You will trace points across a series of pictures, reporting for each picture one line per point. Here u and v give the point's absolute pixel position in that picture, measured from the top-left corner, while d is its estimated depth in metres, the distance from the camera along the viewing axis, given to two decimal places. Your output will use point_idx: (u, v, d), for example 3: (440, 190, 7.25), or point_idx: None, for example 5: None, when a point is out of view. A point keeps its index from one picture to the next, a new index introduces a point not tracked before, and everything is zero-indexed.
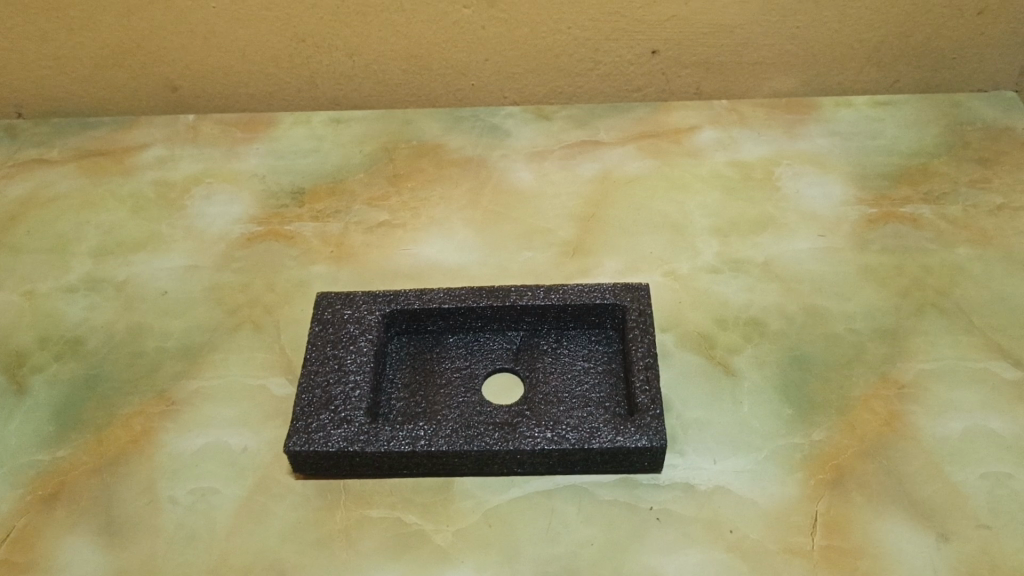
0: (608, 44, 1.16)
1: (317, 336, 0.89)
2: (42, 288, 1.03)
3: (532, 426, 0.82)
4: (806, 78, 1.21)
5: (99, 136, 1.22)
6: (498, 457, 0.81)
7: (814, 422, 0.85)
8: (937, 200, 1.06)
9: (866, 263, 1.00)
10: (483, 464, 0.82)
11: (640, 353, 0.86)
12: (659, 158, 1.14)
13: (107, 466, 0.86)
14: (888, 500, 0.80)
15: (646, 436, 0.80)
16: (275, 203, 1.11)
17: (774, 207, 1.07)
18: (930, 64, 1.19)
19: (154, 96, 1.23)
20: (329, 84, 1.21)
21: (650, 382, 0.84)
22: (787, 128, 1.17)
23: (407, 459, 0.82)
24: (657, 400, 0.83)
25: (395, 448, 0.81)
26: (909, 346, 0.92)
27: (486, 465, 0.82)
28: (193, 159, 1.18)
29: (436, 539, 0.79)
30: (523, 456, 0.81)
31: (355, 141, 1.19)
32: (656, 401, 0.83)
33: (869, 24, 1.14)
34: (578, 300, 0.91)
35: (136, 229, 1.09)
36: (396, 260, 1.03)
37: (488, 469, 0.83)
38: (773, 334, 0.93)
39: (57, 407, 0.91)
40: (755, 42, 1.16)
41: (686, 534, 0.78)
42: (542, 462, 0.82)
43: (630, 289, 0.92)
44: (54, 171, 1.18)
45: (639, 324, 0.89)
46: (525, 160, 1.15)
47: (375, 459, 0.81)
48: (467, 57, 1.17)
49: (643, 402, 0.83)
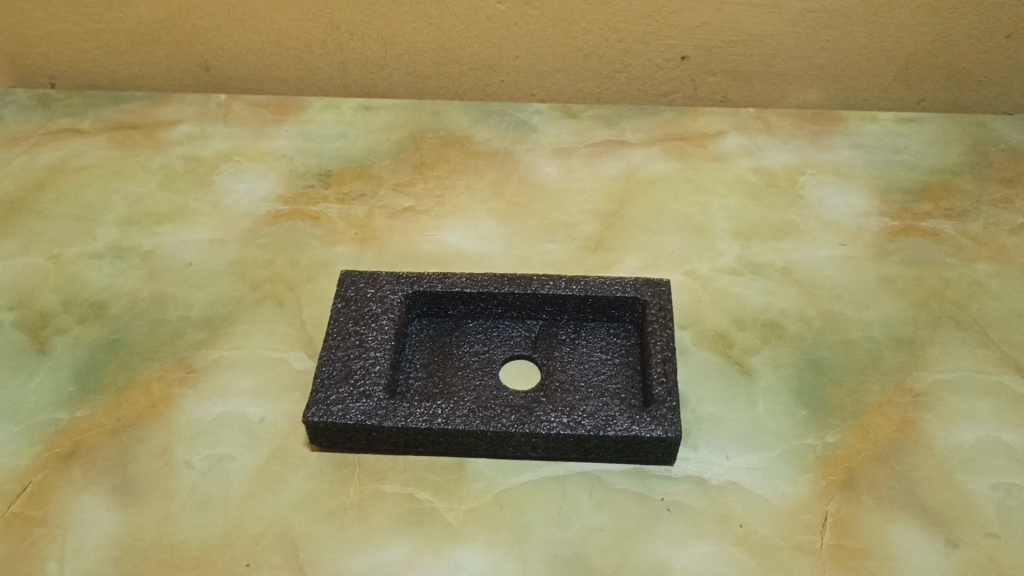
0: (638, 47, 1.17)
1: (339, 312, 0.90)
2: (69, 253, 1.04)
3: (548, 411, 0.83)
4: (832, 92, 1.22)
5: (131, 109, 1.24)
6: (513, 440, 0.82)
7: (828, 424, 0.86)
8: (959, 216, 1.07)
9: (885, 273, 1.01)
10: (498, 446, 0.83)
11: (658, 346, 0.87)
12: (684, 161, 1.15)
13: (125, 427, 0.86)
14: (898, 504, 0.80)
15: (661, 427, 0.81)
16: (301, 183, 1.12)
17: (796, 214, 1.08)
18: (957, 84, 1.20)
19: (188, 74, 1.25)
20: (361, 72, 1.23)
21: (667, 375, 0.84)
22: (812, 139, 1.18)
23: (423, 436, 0.82)
24: (674, 393, 0.83)
25: (412, 424, 0.81)
26: (925, 356, 0.92)
27: (501, 447, 0.83)
28: (222, 137, 1.19)
29: (447, 517, 0.79)
30: (538, 440, 0.82)
31: (383, 129, 1.21)
32: (672, 393, 0.83)
33: (899, 41, 1.15)
34: (600, 292, 0.91)
35: (164, 201, 1.11)
36: (420, 246, 1.04)
37: (502, 452, 0.84)
38: (790, 337, 0.94)
39: (78, 368, 0.91)
40: (783, 52, 1.17)
41: (696, 526, 0.79)
42: (557, 447, 0.82)
43: (651, 284, 0.92)
44: (86, 141, 1.19)
45: (659, 318, 0.89)
46: (551, 156, 1.16)
47: (392, 434, 0.82)
48: (498, 53, 1.19)
49: (660, 394, 0.83)
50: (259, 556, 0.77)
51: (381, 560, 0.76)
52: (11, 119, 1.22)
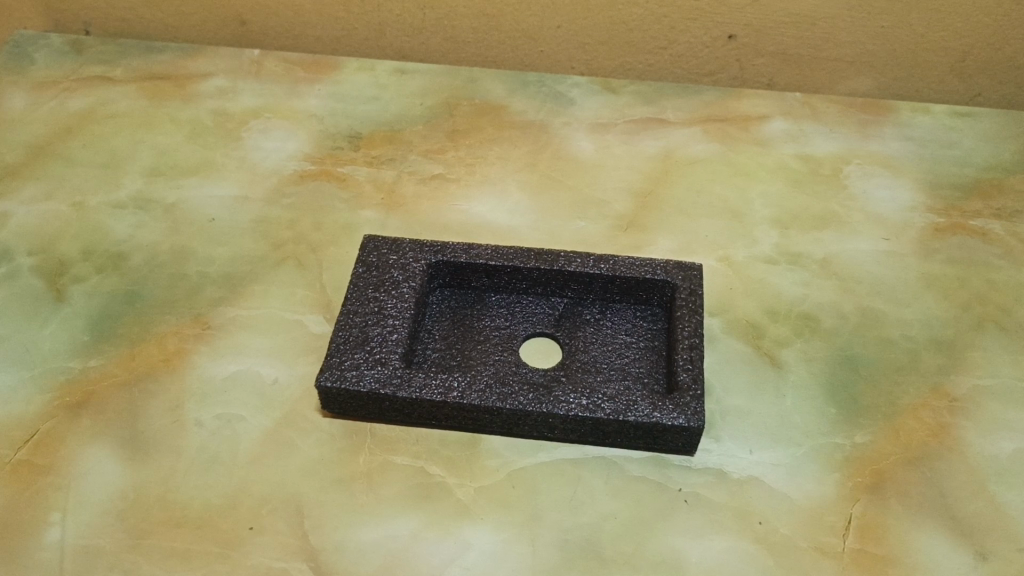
0: (684, 23, 1.13)
1: (359, 277, 0.88)
2: (92, 202, 1.03)
3: (568, 392, 0.80)
4: (885, 80, 1.17)
5: (164, 59, 1.21)
6: (530, 418, 0.79)
7: (859, 424, 0.82)
8: (1010, 217, 1.02)
9: (928, 271, 0.96)
10: (513, 424, 0.80)
11: (686, 332, 0.83)
12: (725, 143, 1.11)
13: (136, 381, 0.85)
14: (928, 511, 0.77)
15: (683, 415, 0.78)
16: (330, 144, 1.10)
17: (839, 205, 1.04)
18: (1016, 79, 1.15)
19: (222, 28, 1.22)
20: (398, 34, 1.20)
21: (693, 362, 0.81)
22: (860, 127, 1.13)
23: (438, 409, 0.80)
24: (699, 381, 0.80)
25: (427, 396, 0.79)
26: (966, 361, 0.88)
27: (517, 425, 0.80)
28: (254, 93, 1.17)
29: (458, 493, 0.77)
30: (555, 421, 0.79)
31: (417, 93, 1.18)
32: (698, 381, 0.80)
33: (958, 31, 1.10)
34: (629, 273, 0.88)
35: (190, 154, 1.09)
36: (446, 215, 1.02)
37: (517, 430, 0.81)
38: (825, 332, 0.90)
39: (93, 318, 0.90)
40: (836, 37, 1.12)
41: (714, 520, 0.76)
42: (574, 429, 0.79)
43: (682, 267, 0.89)
44: (116, 90, 1.17)
45: (689, 303, 0.86)
46: (587, 130, 1.13)
47: (405, 405, 0.80)
48: (539, 22, 1.15)
49: (685, 381, 0.80)
50: (263, 520, 0.75)
51: (387, 533, 0.74)
52: (43, 62, 1.20)
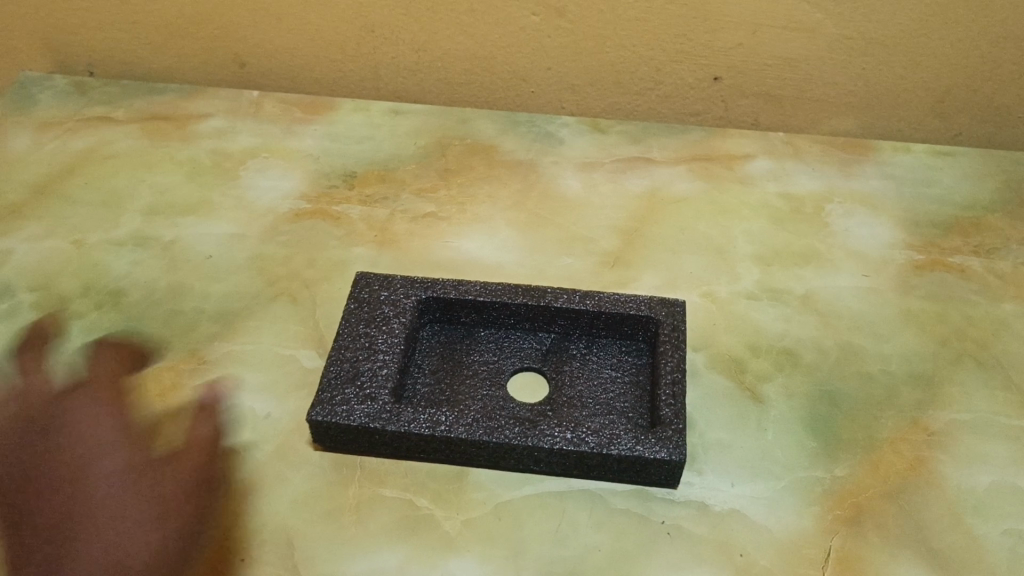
0: (670, 65, 1.16)
1: (351, 313, 0.90)
2: (93, 239, 1.05)
3: (553, 426, 0.82)
4: (866, 120, 1.21)
5: (165, 100, 1.25)
6: (515, 452, 0.81)
7: (838, 458, 0.84)
8: (988, 254, 1.05)
9: (907, 307, 0.99)
10: (500, 457, 0.82)
11: (669, 367, 0.85)
12: (710, 182, 1.14)
13: (133, 415, 0.87)
14: (905, 543, 0.78)
15: (666, 449, 0.79)
16: (325, 183, 1.13)
17: (820, 241, 1.06)
18: (994, 119, 1.18)
19: (222, 70, 1.26)
20: (392, 76, 1.23)
21: (676, 397, 0.83)
22: (842, 166, 1.16)
23: (425, 443, 0.82)
24: (681, 415, 0.82)
25: (416, 429, 0.81)
26: (944, 395, 0.90)
27: (503, 459, 0.82)
28: (252, 133, 1.20)
29: (444, 526, 0.79)
30: (540, 454, 0.81)
31: (410, 133, 1.21)
32: (680, 415, 0.82)
33: (936, 73, 1.13)
34: (613, 309, 0.90)
35: (189, 193, 1.12)
36: (438, 251, 1.04)
37: (504, 463, 0.83)
38: (805, 367, 0.92)
39: (92, 353, 0.92)
40: (818, 78, 1.16)
41: (696, 552, 0.77)
42: (560, 462, 0.81)
43: (666, 304, 0.91)
44: (118, 129, 1.21)
45: (672, 339, 0.88)
46: (575, 169, 1.16)
47: (394, 439, 0.82)
48: (529, 65, 1.19)
49: (667, 415, 0.82)
50: (254, 552, 0.77)
51: (374, 564, 0.76)
52: (47, 103, 1.24)
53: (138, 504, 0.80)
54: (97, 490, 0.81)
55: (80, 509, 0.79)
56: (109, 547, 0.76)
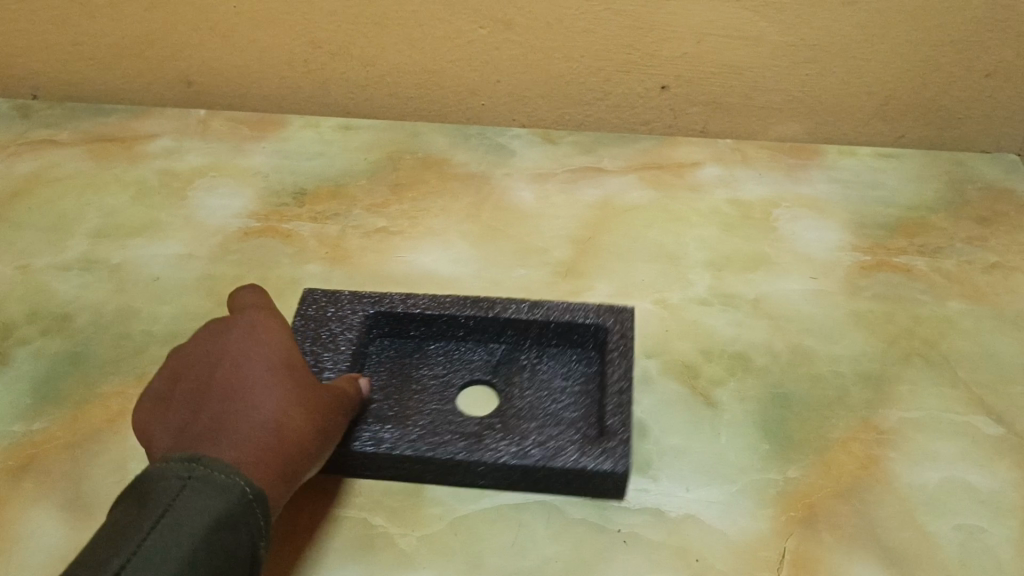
0: (618, 75, 1.17)
1: (298, 330, 0.90)
2: (38, 264, 1.04)
3: (498, 441, 0.82)
4: (812, 125, 1.22)
5: (111, 121, 1.23)
6: (461, 468, 0.81)
7: (792, 459, 0.85)
8: (933, 254, 1.07)
9: (856, 308, 1.00)
10: (447, 473, 0.82)
11: (615, 376, 0.86)
12: (661, 190, 1.15)
13: (81, 442, 0.85)
14: (859, 542, 0.79)
15: (610, 459, 0.80)
16: (275, 201, 1.12)
17: (769, 246, 1.08)
18: (936, 122, 1.21)
19: (169, 90, 1.25)
20: (342, 91, 1.23)
21: (621, 408, 0.84)
22: (790, 172, 1.18)
23: (370, 461, 0.82)
24: (626, 425, 0.83)
25: (359, 448, 0.81)
26: (893, 394, 0.91)
27: (450, 475, 0.82)
28: (201, 152, 1.19)
29: (400, 542, 0.78)
30: (487, 469, 0.81)
31: (361, 148, 1.21)
32: (625, 425, 0.83)
33: (878, 77, 1.15)
34: (561, 318, 0.91)
35: (137, 215, 1.10)
36: (390, 266, 1.04)
37: (451, 479, 0.83)
38: (757, 369, 0.93)
39: (37, 380, 0.91)
40: (763, 85, 1.17)
41: (653, 558, 0.77)
42: (505, 476, 0.82)
43: (614, 310, 0.92)
44: (63, 152, 1.19)
45: (619, 346, 0.89)
46: (527, 181, 1.16)
47: (338, 458, 0.82)
48: (479, 78, 1.19)
49: (613, 425, 0.83)
50: None
51: None
52: None
53: (301, 386, 0.72)
54: (253, 356, 0.73)
55: (200, 392, 0.70)
56: (256, 411, 0.67)
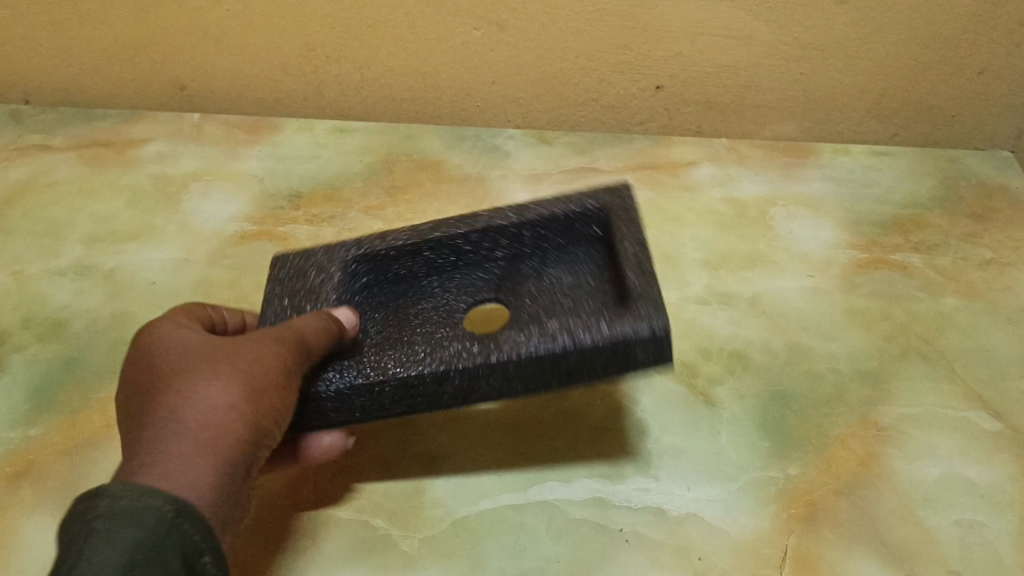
0: (613, 76, 1.17)
1: (273, 291, 0.80)
2: (32, 270, 1.03)
3: (517, 340, 0.73)
4: (806, 123, 1.23)
5: (103, 126, 1.23)
6: (483, 378, 0.72)
7: (792, 457, 0.85)
8: (928, 250, 1.07)
9: (852, 306, 1.00)
10: (469, 389, 0.73)
11: (630, 256, 0.79)
12: (656, 190, 1.16)
13: (78, 448, 0.85)
14: (859, 538, 0.79)
15: (643, 316, 0.71)
16: (271, 204, 1.12)
17: (765, 244, 1.08)
18: (929, 119, 1.21)
19: (162, 94, 1.25)
20: (335, 94, 1.23)
21: (643, 271, 0.77)
22: (784, 170, 1.19)
23: (380, 394, 0.73)
24: (651, 284, 0.75)
25: (364, 381, 0.73)
26: (890, 390, 0.91)
27: (473, 390, 0.73)
28: (194, 156, 1.19)
29: (402, 545, 0.78)
30: (510, 375, 0.72)
31: (356, 151, 1.21)
32: (649, 284, 0.75)
33: (872, 76, 1.16)
34: (554, 214, 0.85)
35: (130, 220, 1.10)
36: None
37: (475, 396, 0.74)
38: (755, 367, 0.93)
39: (33, 387, 0.90)
40: (756, 85, 1.17)
41: (654, 557, 0.77)
42: (537, 376, 0.72)
43: (609, 191, 0.85)
44: (55, 158, 1.19)
45: (623, 216, 0.83)
46: (522, 182, 1.16)
47: (343, 401, 0.73)
48: (474, 80, 1.19)
49: (637, 289, 0.75)
50: None
51: None
52: None
53: (237, 367, 0.64)
54: (186, 350, 0.66)
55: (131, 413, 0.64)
56: (187, 409, 0.61)
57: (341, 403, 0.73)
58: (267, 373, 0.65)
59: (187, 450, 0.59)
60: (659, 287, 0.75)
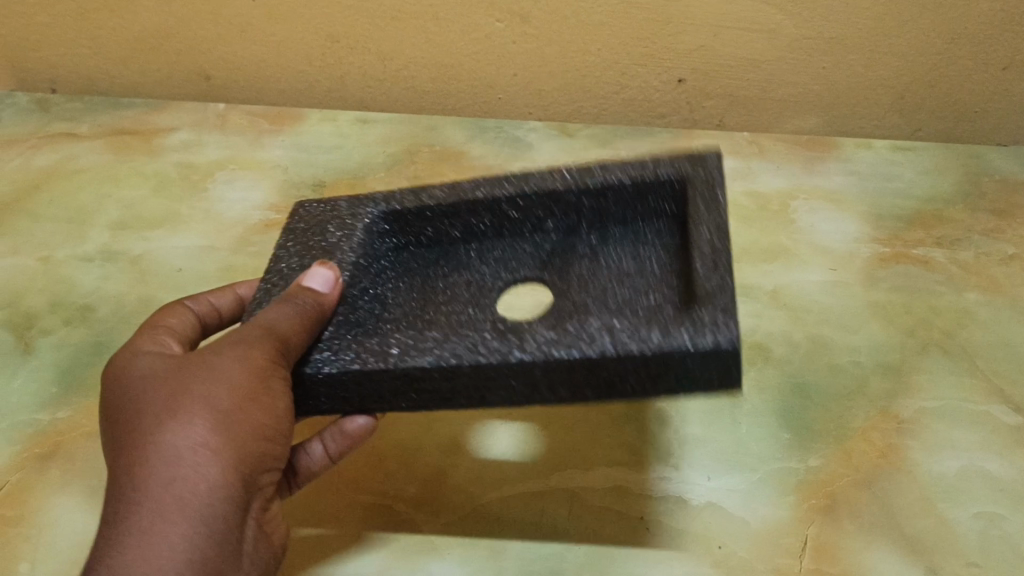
0: (635, 69, 1.17)
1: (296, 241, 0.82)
2: (59, 255, 1.05)
3: (540, 335, 0.65)
4: (828, 118, 1.23)
5: (128, 115, 1.25)
6: (495, 380, 0.65)
7: (813, 449, 0.85)
8: (950, 245, 1.07)
9: (874, 300, 1.00)
10: (482, 387, 0.66)
11: (703, 237, 0.69)
12: None
13: None
14: (879, 530, 0.79)
15: (706, 331, 0.61)
16: (295, 192, 1.13)
17: (787, 238, 1.08)
18: (952, 114, 1.21)
19: (186, 83, 1.26)
20: (359, 85, 1.24)
21: (716, 266, 0.66)
22: (807, 163, 1.19)
23: (380, 382, 0.68)
24: (723, 288, 0.64)
25: (359, 366, 0.68)
26: (911, 383, 0.91)
27: (486, 388, 0.66)
28: (219, 145, 1.20)
29: (423, 529, 0.79)
30: (533, 378, 0.65)
31: (379, 142, 1.21)
32: (721, 287, 0.64)
33: (895, 71, 1.15)
34: (615, 180, 0.78)
35: (155, 207, 1.11)
36: None
37: (489, 397, 0.67)
38: (776, 360, 0.94)
39: (60, 369, 0.91)
40: (778, 79, 1.17)
41: (673, 546, 0.77)
42: (560, 380, 0.64)
43: (692, 160, 0.76)
44: (80, 145, 1.21)
45: (702, 193, 0.73)
46: None
47: (341, 385, 0.69)
48: (496, 72, 1.19)
49: (705, 290, 0.64)
50: None
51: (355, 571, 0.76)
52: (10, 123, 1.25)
53: (216, 405, 0.61)
54: (154, 388, 0.63)
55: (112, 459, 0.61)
56: (167, 467, 0.58)
57: (341, 388, 0.69)
58: (239, 399, 0.62)
59: (164, 515, 0.56)
60: (735, 286, 0.64)
